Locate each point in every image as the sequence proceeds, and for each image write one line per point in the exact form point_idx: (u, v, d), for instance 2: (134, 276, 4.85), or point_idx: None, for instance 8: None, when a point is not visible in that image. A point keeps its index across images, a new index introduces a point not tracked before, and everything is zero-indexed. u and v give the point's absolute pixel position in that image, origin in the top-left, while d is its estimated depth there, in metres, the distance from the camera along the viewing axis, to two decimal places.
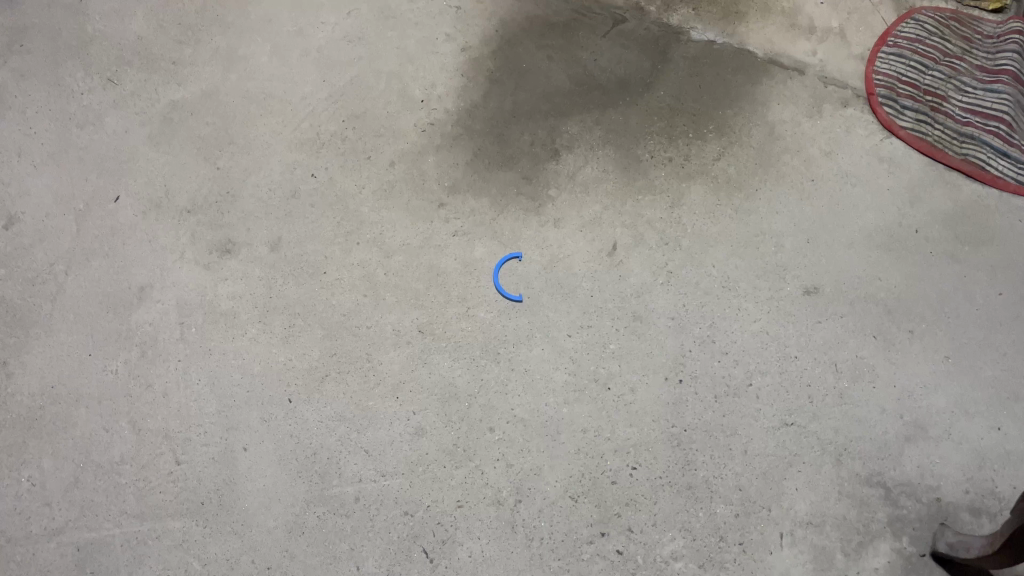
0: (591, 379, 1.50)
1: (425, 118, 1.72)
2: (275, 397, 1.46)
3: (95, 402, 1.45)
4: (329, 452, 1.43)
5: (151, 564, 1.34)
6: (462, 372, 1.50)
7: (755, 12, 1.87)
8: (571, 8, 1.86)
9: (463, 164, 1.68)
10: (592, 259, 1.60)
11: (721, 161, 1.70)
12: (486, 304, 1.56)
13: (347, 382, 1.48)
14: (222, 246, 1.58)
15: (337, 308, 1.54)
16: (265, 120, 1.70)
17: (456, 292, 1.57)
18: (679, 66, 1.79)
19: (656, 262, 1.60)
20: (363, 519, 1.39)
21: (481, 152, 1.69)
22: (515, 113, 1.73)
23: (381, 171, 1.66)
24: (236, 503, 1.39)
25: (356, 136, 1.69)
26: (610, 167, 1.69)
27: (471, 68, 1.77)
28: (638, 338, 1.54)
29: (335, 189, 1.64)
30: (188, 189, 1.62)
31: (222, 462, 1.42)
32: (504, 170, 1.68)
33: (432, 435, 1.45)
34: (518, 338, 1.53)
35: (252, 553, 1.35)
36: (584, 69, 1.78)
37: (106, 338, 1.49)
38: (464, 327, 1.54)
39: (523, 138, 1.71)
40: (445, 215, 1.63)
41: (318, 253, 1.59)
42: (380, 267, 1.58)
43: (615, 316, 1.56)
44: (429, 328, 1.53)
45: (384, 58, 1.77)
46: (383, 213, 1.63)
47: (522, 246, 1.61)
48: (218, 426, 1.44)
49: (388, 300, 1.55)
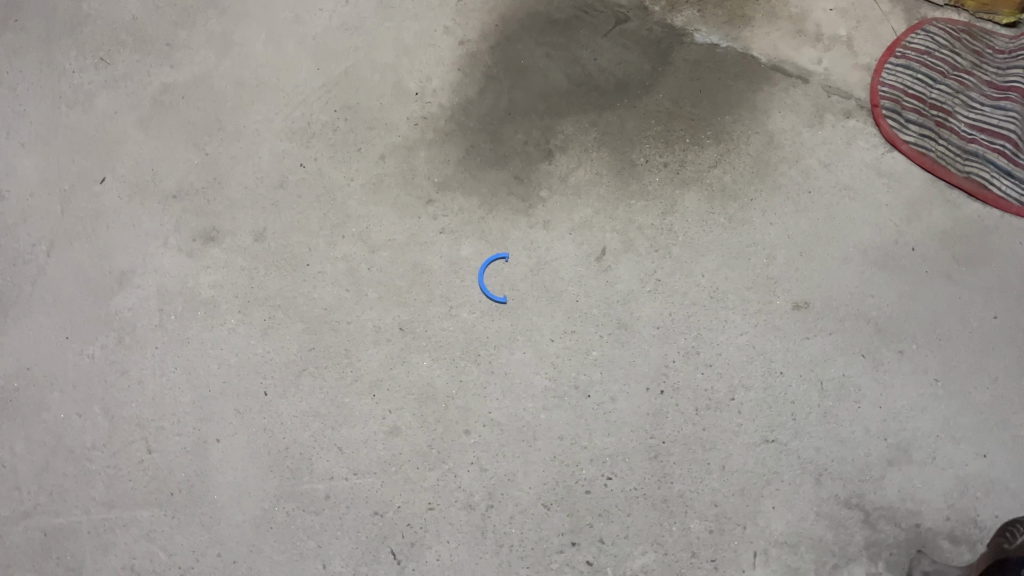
0: (572, 385, 1.48)
1: (419, 112, 1.69)
2: (251, 390, 1.45)
3: (70, 386, 1.44)
4: (301, 448, 1.42)
5: (117, 552, 1.34)
6: (441, 372, 1.48)
7: (762, 15, 1.82)
8: (574, 5, 1.82)
9: (454, 161, 1.65)
10: (579, 263, 1.58)
11: (717, 169, 1.67)
12: (469, 305, 1.54)
13: (325, 377, 1.47)
14: (206, 234, 1.57)
15: (318, 301, 1.53)
16: (256, 107, 1.68)
17: (439, 291, 1.55)
18: (680, 69, 1.76)
19: (644, 269, 1.58)
20: (333, 518, 1.37)
21: (474, 149, 1.67)
22: (511, 111, 1.71)
23: (371, 164, 1.64)
24: (205, 495, 1.38)
25: (348, 127, 1.67)
26: (603, 170, 1.66)
27: (468, 63, 1.75)
28: (622, 346, 1.51)
29: (323, 181, 1.62)
30: (174, 175, 1.61)
31: (193, 453, 1.41)
32: (495, 169, 1.65)
33: (407, 435, 1.43)
34: (500, 341, 1.51)
35: (218, 547, 1.35)
36: (583, 69, 1.75)
37: (85, 322, 1.49)
38: (446, 327, 1.52)
39: (517, 137, 1.68)
40: (433, 212, 1.61)
41: (302, 245, 1.57)
42: (365, 262, 1.56)
43: (600, 323, 1.53)
44: (410, 326, 1.52)
45: (380, 49, 1.75)
46: (370, 208, 1.61)
47: (509, 247, 1.59)
48: (192, 416, 1.43)
49: (370, 295, 1.53)
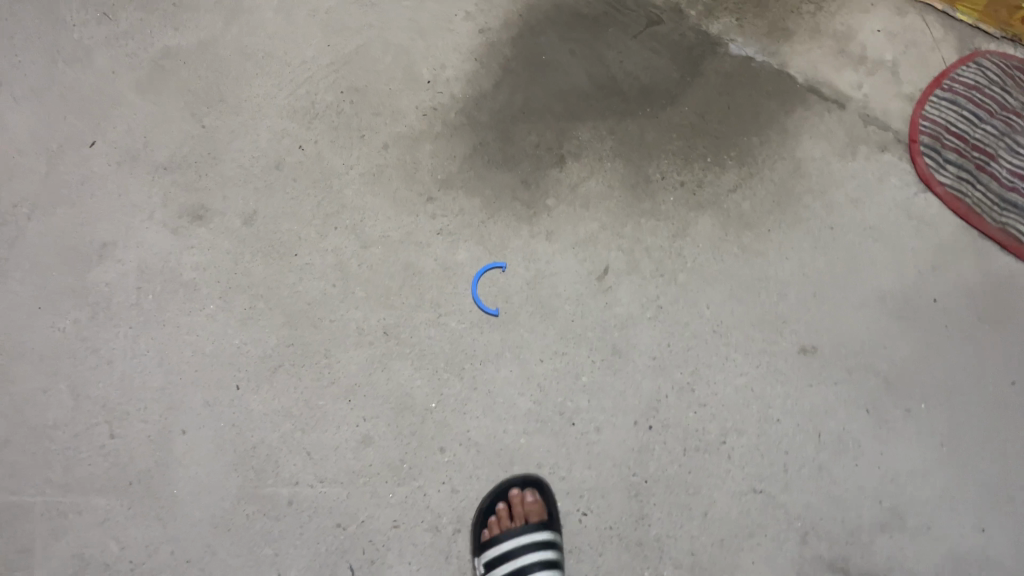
0: (556, 411, 1.41)
1: (429, 102, 1.60)
2: (223, 381, 1.40)
3: (38, 359, 1.39)
4: (268, 449, 1.37)
5: (69, 539, 1.29)
6: (421, 383, 1.42)
7: (803, 31, 1.71)
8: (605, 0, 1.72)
9: (460, 157, 1.57)
10: (579, 280, 1.50)
11: (736, 194, 1.57)
12: (459, 314, 1.47)
13: (301, 376, 1.41)
14: (194, 211, 1.50)
15: (303, 295, 1.46)
16: (260, 81, 1.60)
17: (430, 296, 1.48)
18: (709, 81, 1.65)
19: (646, 295, 1.49)
20: (293, 525, 1.32)
21: (482, 147, 1.58)
22: (525, 109, 1.61)
23: (372, 152, 1.56)
24: (165, 488, 1.33)
25: (353, 111, 1.59)
26: (615, 184, 1.57)
27: (486, 52, 1.65)
28: (614, 374, 1.44)
29: (321, 166, 1.54)
30: (167, 145, 1.54)
31: (157, 443, 1.35)
32: (503, 171, 1.57)
33: (379, 447, 1.38)
34: (487, 355, 1.44)
35: (172, 544, 1.30)
36: (607, 71, 1.65)
37: (60, 293, 1.42)
38: (432, 335, 1.45)
39: (529, 139, 1.59)
40: (432, 211, 1.53)
41: (292, 233, 1.50)
42: (355, 257, 1.49)
43: (593, 347, 1.46)
44: (395, 331, 1.45)
45: (396, 30, 1.66)
46: (367, 199, 1.53)
47: (507, 256, 1.51)
48: (160, 404, 1.38)
49: (357, 294, 1.47)
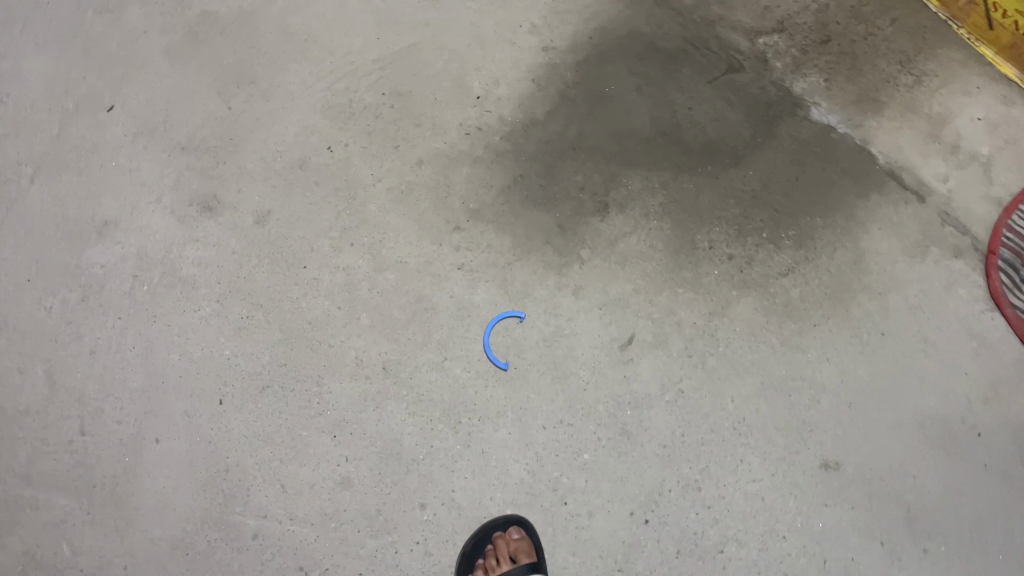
0: (549, 485, 1.32)
1: (474, 120, 1.47)
2: (205, 392, 1.31)
3: (18, 336, 1.31)
4: (241, 474, 1.28)
5: (21, 534, 1.23)
6: (413, 431, 1.33)
7: (895, 106, 1.55)
8: (685, 36, 1.57)
9: (496, 188, 1.44)
10: (599, 347, 1.39)
11: (787, 278, 1.44)
12: (465, 361, 1.36)
13: (287, 400, 1.32)
14: (204, 202, 1.40)
15: (305, 312, 1.36)
16: (298, 69, 1.49)
17: (438, 336, 1.37)
18: (782, 146, 1.51)
19: (668, 376, 1.38)
20: (254, 561, 1.25)
21: (522, 180, 1.45)
22: (577, 145, 1.48)
23: (404, 167, 1.44)
24: (128, 497, 1.26)
25: (392, 116, 1.46)
26: (658, 245, 1.44)
27: (545, 75, 1.51)
28: (618, 456, 1.34)
29: (347, 173, 1.43)
30: (188, 123, 1.44)
31: (128, 447, 1.28)
32: (540, 210, 1.44)
33: (357, 492, 1.29)
34: (487, 412, 1.35)
35: (126, 559, 1.23)
36: (672, 116, 1.51)
37: (51, 269, 1.35)
38: (433, 380, 1.35)
39: (574, 179, 1.46)
40: (456, 243, 1.41)
41: (304, 242, 1.39)
42: (366, 280, 1.38)
43: (599, 424, 1.35)
44: (394, 368, 1.35)
45: (452, 34, 1.53)
46: (390, 218, 1.42)
47: (528, 306, 1.40)
48: (137, 406, 1.30)
49: (362, 321, 1.37)
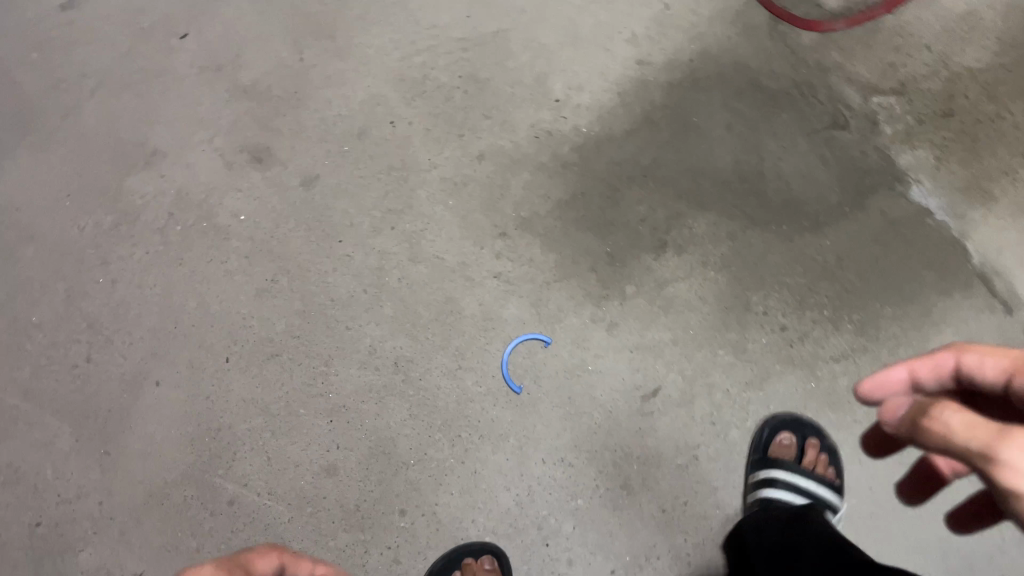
0: (534, 523, 1.26)
1: (547, 124, 1.39)
2: (213, 347, 1.29)
3: (46, 250, 1.30)
4: (231, 437, 1.27)
5: (10, 446, 1.25)
6: (410, 435, 1.28)
7: (1008, 202, 1.38)
8: (794, 78, 1.44)
9: (553, 201, 1.37)
10: (620, 391, 1.31)
11: (838, 365, 1.32)
12: (479, 375, 1.31)
13: (293, 373, 1.29)
14: (254, 152, 1.35)
15: (330, 288, 1.32)
16: (379, 32, 1.42)
17: (457, 342, 1.31)
18: (870, 221, 1.38)
19: (685, 439, 1.30)
20: (224, 527, 1.24)
21: (582, 198, 1.37)
22: (648, 172, 1.39)
23: (462, 159, 1.37)
24: (118, 435, 1.26)
25: (464, 103, 1.39)
26: (709, 298, 1.35)
27: (634, 91, 1.42)
28: (612, 510, 1.27)
29: (404, 153, 1.37)
30: (257, 66, 1.39)
31: (128, 385, 1.28)
32: (592, 234, 1.36)
33: (340, 484, 1.26)
34: (489, 432, 1.29)
35: (103, 495, 1.25)
36: (757, 163, 1.40)
37: (91, 188, 1.33)
38: (441, 386, 1.30)
39: (637, 208, 1.37)
40: (498, 249, 1.34)
41: (345, 215, 1.34)
42: (398, 268, 1.33)
43: (601, 472, 1.29)
44: (406, 366, 1.30)
45: (547, 27, 1.44)
46: (437, 209, 1.35)
47: (557, 332, 1.32)
48: (145, 346, 1.28)
49: (384, 310, 1.32)
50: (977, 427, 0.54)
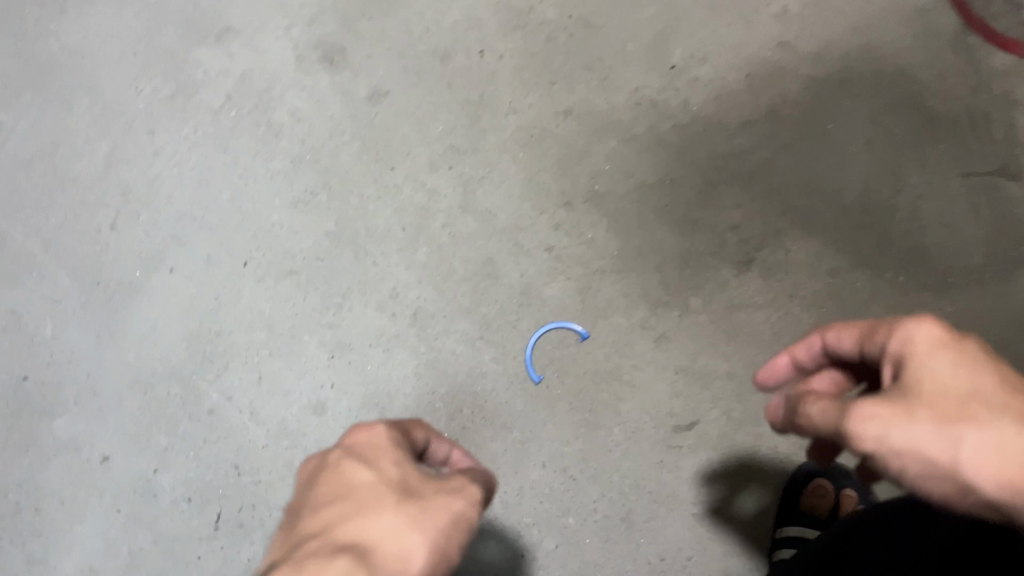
0: (513, 531, 1.11)
1: (652, 92, 1.22)
2: (234, 247, 1.21)
3: (102, 106, 1.26)
4: (228, 345, 1.20)
5: (17, 293, 1.22)
6: (408, 395, 1.16)
7: None
8: (967, 106, 1.18)
9: (635, 181, 1.19)
10: (649, 412, 1.13)
11: None
12: (499, 352, 1.16)
13: (307, 297, 1.20)
14: (330, 55, 1.26)
15: (368, 217, 1.21)
16: None
17: (485, 310, 1.17)
18: (1012, 301, 1.11)
19: (714, 489, 1.10)
20: (198, 435, 1.18)
21: (670, 185, 1.19)
22: (755, 174, 1.18)
23: (546, 112, 1.22)
24: (120, 311, 1.21)
25: (565, 48, 1.24)
26: (784, 337, 1.13)
27: (765, 76, 1.21)
28: (603, 541, 1.11)
29: (486, 88, 1.23)
30: None
31: (142, 263, 1.22)
32: (668, 228, 1.18)
33: (324, 425, 1.17)
34: (492, 418, 1.15)
35: (91, 367, 1.20)
36: (892, 195, 1.16)
37: (159, 52, 1.28)
38: (455, 353, 1.17)
39: (730, 212, 1.17)
40: (558, 221, 1.19)
41: (405, 142, 1.22)
42: (444, 214, 1.20)
43: (604, 495, 1.11)
44: (425, 320, 1.18)
45: None
46: (504, 159, 1.21)
47: (598, 328, 1.16)
48: (168, 227, 1.22)
49: (418, 255, 1.19)
50: (811, 407, 0.67)
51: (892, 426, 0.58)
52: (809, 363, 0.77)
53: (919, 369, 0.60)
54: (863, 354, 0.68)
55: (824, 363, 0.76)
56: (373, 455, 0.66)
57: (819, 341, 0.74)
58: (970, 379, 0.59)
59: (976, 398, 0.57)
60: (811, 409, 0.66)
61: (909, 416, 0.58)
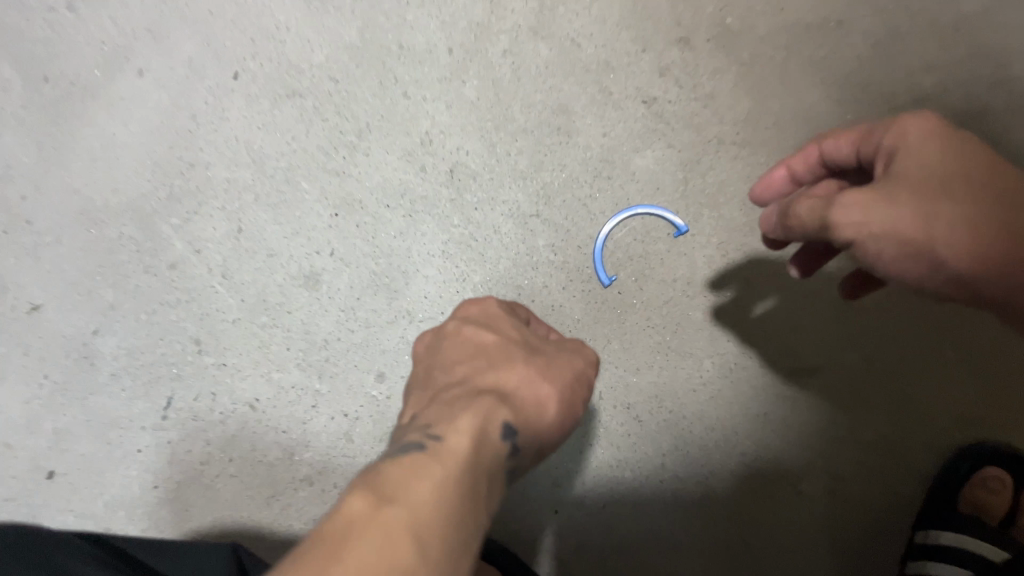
0: (555, 470, 0.84)
1: None
2: (225, 51, 0.91)
3: None
4: (203, 181, 0.90)
5: None
6: (431, 280, 0.87)
7: None
8: None
9: (783, 19, 0.85)
10: (765, 338, 0.84)
11: None
12: (563, 232, 0.86)
13: (312, 129, 0.89)
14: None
15: (407, 29, 0.89)
16: None
17: (551, 174, 0.86)
18: None
19: (844, 421, 0.83)
20: (155, 293, 0.91)
21: (833, 31, 0.85)
22: (959, 28, 0.84)
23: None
24: (70, 118, 0.92)
25: None
26: None
27: None
28: (674, 501, 0.83)
29: None
30: None
31: (103, 58, 0.92)
32: (820, 90, 0.84)
33: (318, 307, 0.89)
34: (540, 320, 0.85)
35: (28, 187, 0.92)
36: None
37: None
38: (503, 227, 0.86)
39: (917, 80, 0.84)
40: (661, 66, 0.86)
41: None
42: (504, 40, 0.88)
43: (687, 417, 0.84)
44: (465, 179, 0.87)
45: None
46: None
47: (702, 218, 0.85)
48: (143, 16, 0.92)
49: (465, 90, 0.87)
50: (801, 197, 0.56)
51: (881, 214, 0.51)
52: (806, 177, 0.66)
53: (913, 165, 0.54)
54: (864, 154, 0.60)
55: (823, 173, 0.66)
56: (489, 317, 0.65)
57: (814, 153, 0.64)
58: (972, 170, 0.52)
59: (970, 182, 0.52)
60: (798, 207, 0.55)
61: (899, 206, 0.51)
